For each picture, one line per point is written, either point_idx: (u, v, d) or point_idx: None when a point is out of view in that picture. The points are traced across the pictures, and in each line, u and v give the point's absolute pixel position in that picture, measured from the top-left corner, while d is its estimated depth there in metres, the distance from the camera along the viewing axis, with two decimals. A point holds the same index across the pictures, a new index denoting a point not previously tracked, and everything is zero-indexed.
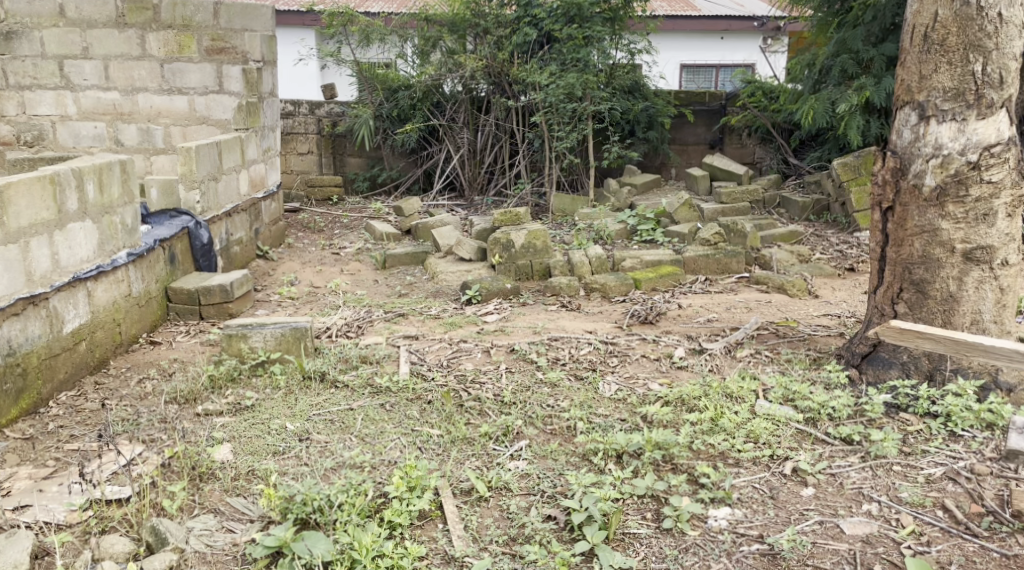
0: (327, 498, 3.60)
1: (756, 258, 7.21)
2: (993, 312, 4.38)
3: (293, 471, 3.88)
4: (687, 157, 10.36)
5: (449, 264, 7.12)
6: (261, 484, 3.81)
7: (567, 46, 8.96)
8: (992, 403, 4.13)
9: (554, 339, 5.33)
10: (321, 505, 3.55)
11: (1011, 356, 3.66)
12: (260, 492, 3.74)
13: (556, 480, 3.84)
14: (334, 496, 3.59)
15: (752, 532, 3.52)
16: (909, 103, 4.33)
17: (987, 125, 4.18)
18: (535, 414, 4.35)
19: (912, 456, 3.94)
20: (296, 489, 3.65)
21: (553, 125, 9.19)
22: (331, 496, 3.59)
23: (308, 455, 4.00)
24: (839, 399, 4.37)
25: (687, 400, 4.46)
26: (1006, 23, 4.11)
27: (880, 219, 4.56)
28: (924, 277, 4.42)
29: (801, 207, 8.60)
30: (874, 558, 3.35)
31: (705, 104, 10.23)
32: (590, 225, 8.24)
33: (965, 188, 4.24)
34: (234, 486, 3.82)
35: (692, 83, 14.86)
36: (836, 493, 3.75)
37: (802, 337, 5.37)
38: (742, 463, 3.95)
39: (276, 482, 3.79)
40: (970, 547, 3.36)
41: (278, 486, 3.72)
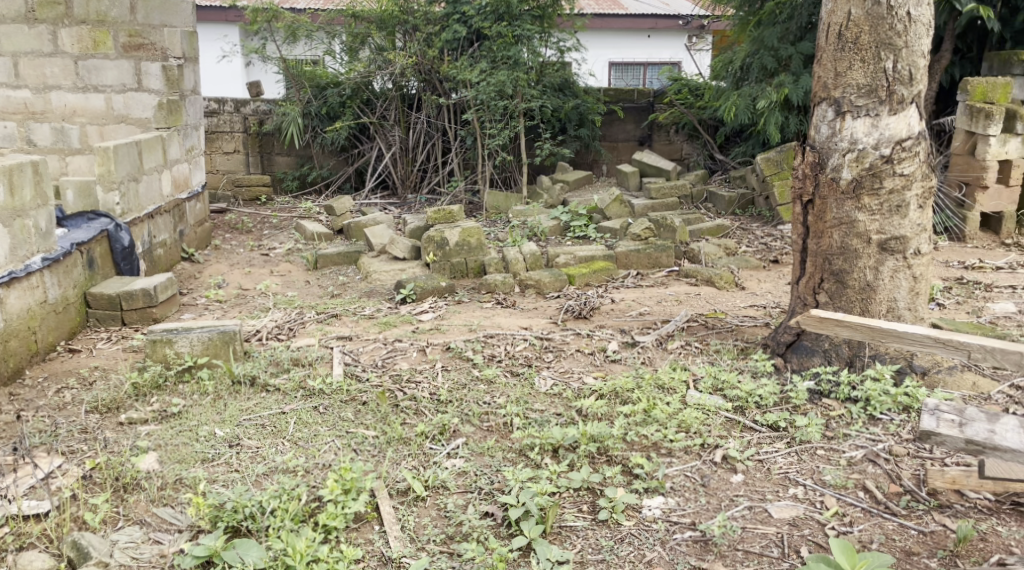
0: (259, 505, 3.58)
1: (685, 252, 7.37)
2: (907, 299, 4.56)
3: (223, 478, 3.83)
4: (617, 153, 10.49)
5: (383, 264, 7.07)
6: (189, 493, 3.74)
7: (496, 44, 8.98)
8: (907, 386, 4.30)
9: (489, 335, 5.35)
10: (252, 511, 3.54)
11: (922, 341, 3.78)
12: (188, 500, 3.67)
13: (493, 476, 3.88)
14: (266, 502, 3.58)
15: (685, 520, 3.63)
16: (825, 99, 4.48)
17: (898, 120, 4.35)
18: (472, 412, 4.37)
19: (835, 440, 4.09)
20: (227, 497, 3.64)
21: (485, 122, 9.26)
22: (263, 502, 3.57)
23: (239, 461, 3.96)
24: (765, 387, 4.50)
25: (621, 392, 4.53)
26: (914, 22, 4.28)
27: (800, 212, 4.71)
28: (843, 268, 4.58)
29: (727, 202, 8.81)
30: (801, 540, 3.47)
31: (634, 102, 10.33)
32: (523, 222, 8.28)
33: (879, 180, 4.41)
34: (160, 496, 3.75)
35: (620, 81, 15.08)
36: (765, 479, 3.86)
37: (730, 327, 5.51)
38: (675, 453, 4.05)
39: (205, 490, 3.73)
40: (890, 526, 3.50)
41: (207, 494, 3.67)
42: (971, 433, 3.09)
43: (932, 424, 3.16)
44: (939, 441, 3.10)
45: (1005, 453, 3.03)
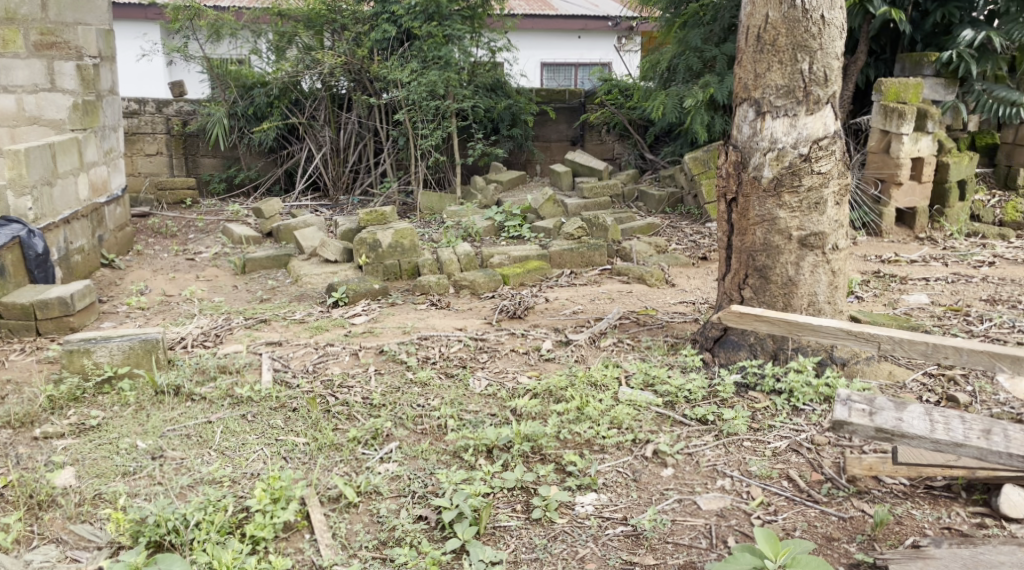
0: (182, 518, 3.51)
1: (617, 250, 7.47)
2: (826, 293, 4.71)
3: (145, 492, 3.76)
4: (550, 153, 10.58)
5: (314, 267, 7.00)
6: (109, 508, 3.67)
7: (426, 43, 8.95)
8: (828, 377, 4.44)
9: (423, 338, 5.34)
10: (175, 525, 3.47)
11: (836, 334, 3.90)
12: (108, 516, 3.60)
13: (426, 480, 3.88)
14: (190, 515, 3.50)
15: (617, 515, 3.69)
16: (746, 100, 4.61)
17: (815, 120, 4.49)
18: (405, 415, 4.36)
19: (760, 432, 4.20)
20: (148, 511, 3.56)
21: (417, 123, 9.25)
22: (187, 515, 3.51)
23: (161, 474, 3.89)
24: (694, 382, 4.60)
25: (554, 391, 4.58)
26: (828, 24, 4.41)
27: (725, 210, 4.82)
28: (766, 264, 4.70)
29: (658, 200, 8.95)
30: (728, 531, 3.57)
31: (566, 102, 10.44)
32: (458, 222, 8.29)
33: (798, 179, 4.55)
34: (78, 512, 3.66)
35: (552, 81, 15.20)
36: (693, 472, 3.95)
37: (660, 324, 5.61)
38: (608, 449, 4.11)
39: (126, 505, 3.66)
40: (812, 513, 3.62)
41: (127, 509, 3.60)
42: (880, 422, 3.19)
43: (845, 414, 3.24)
44: (852, 430, 3.23)
45: (912, 440, 3.16)
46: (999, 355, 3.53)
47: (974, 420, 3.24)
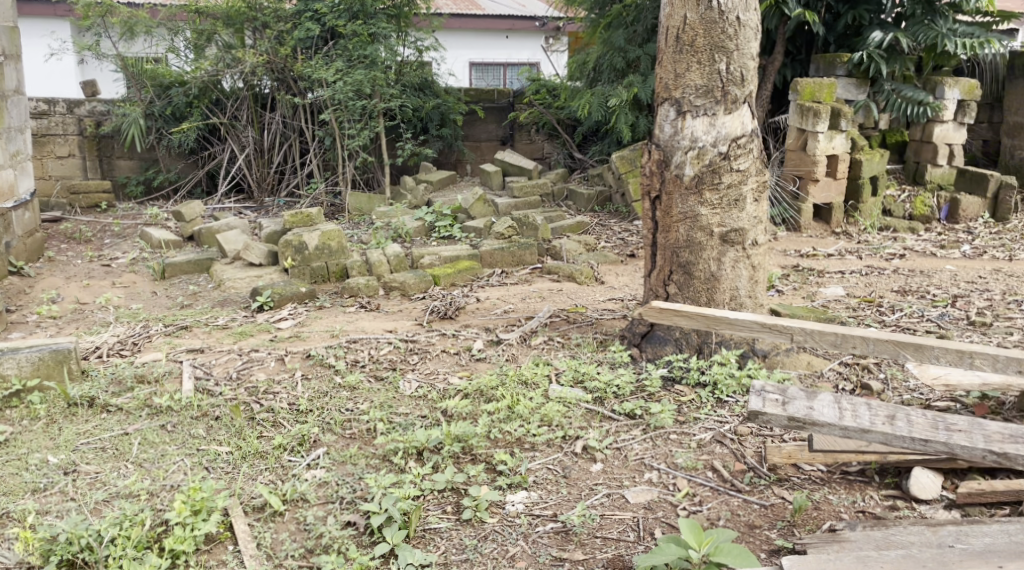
0: (96, 534, 3.43)
1: (547, 249, 7.52)
2: (747, 287, 4.82)
3: (56, 509, 3.65)
4: (480, 153, 10.57)
5: (237, 271, 6.89)
6: (17, 527, 3.54)
7: (351, 42, 8.88)
8: (750, 369, 4.56)
9: (352, 341, 5.29)
10: (89, 542, 3.39)
11: (753, 327, 4.01)
12: (16, 536, 3.48)
13: (355, 485, 3.84)
14: (104, 530, 3.43)
15: (547, 512, 3.72)
16: (667, 99, 4.68)
17: (733, 118, 4.60)
18: (333, 420, 4.32)
19: (686, 424, 4.28)
20: (60, 528, 3.46)
21: (343, 122, 9.16)
22: (101, 531, 3.43)
23: (75, 489, 3.78)
24: (622, 377, 4.67)
25: (485, 391, 4.59)
26: (743, 26, 4.53)
27: (649, 208, 4.89)
28: (689, 260, 4.79)
29: (586, 199, 9.05)
30: (655, 523, 3.63)
31: (495, 102, 10.46)
32: (387, 223, 8.24)
33: (718, 176, 4.65)
34: None
35: (481, 81, 15.21)
36: (622, 466, 4.01)
37: (590, 321, 5.67)
38: (537, 447, 4.14)
39: (36, 523, 3.54)
40: (735, 502, 3.71)
41: (37, 527, 3.50)
42: (792, 410, 3.27)
43: (759, 405, 3.31)
44: (767, 420, 3.30)
45: (823, 427, 3.25)
46: (902, 343, 3.71)
47: (879, 406, 3.35)
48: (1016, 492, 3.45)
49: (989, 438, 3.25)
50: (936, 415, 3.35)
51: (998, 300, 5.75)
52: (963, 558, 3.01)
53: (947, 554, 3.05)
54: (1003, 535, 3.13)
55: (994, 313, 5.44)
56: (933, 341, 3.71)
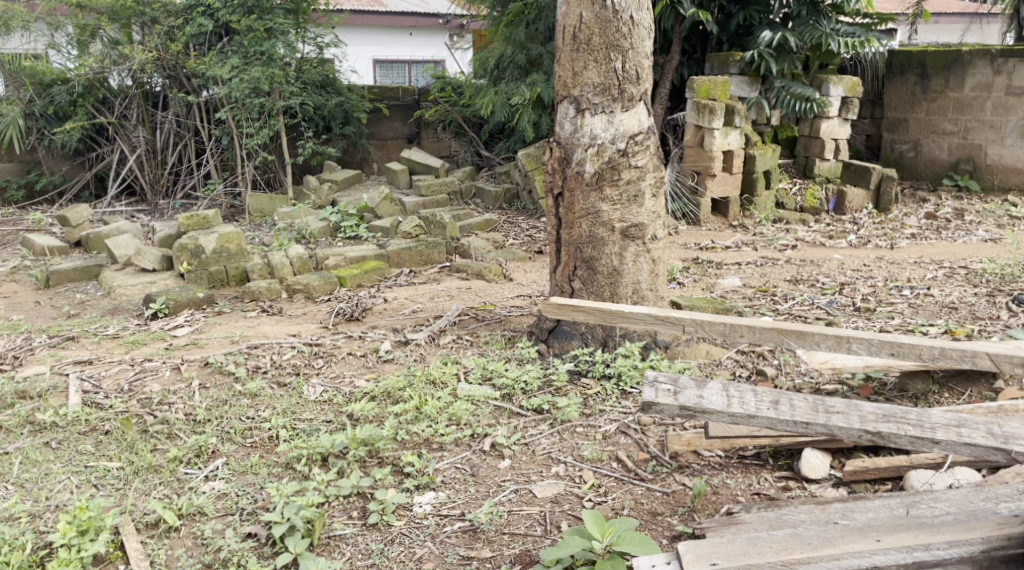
0: None
1: (456, 247, 7.51)
2: (649, 281, 4.90)
3: None
4: (386, 151, 10.46)
5: (128, 277, 6.65)
6: None
7: (247, 38, 8.66)
8: (653, 359, 4.64)
9: (253, 346, 5.15)
10: None
11: (647, 320, 4.07)
12: None
13: (256, 495, 3.75)
14: None
15: (455, 512, 3.71)
16: (566, 97, 4.74)
17: (630, 116, 4.69)
18: (232, 429, 4.21)
19: (592, 417, 4.33)
20: None
21: (241, 121, 8.93)
22: None
23: None
24: (530, 372, 4.69)
25: (392, 392, 4.53)
26: (637, 25, 4.59)
27: (552, 205, 4.93)
28: (592, 255, 4.85)
29: (494, 197, 9.07)
30: (561, 516, 3.66)
31: (399, 99, 10.36)
32: (290, 224, 8.07)
33: (618, 173, 4.72)
34: None
35: (385, 78, 15.07)
36: (529, 461, 4.03)
37: (498, 318, 5.68)
38: (446, 446, 4.12)
39: None
40: (638, 491, 3.78)
41: None
42: (683, 399, 3.27)
43: (652, 395, 3.30)
44: (658, 410, 3.30)
45: (712, 416, 3.26)
46: (785, 330, 3.83)
47: (764, 392, 3.36)
48: (896, 467, 3.62)
49: (864, 418, 3.27)
50: (818, 396, 3.37)
51: (881, 287, 6.01)
52: (845, 533, 3.11)
53: (832, 530, 3.14)
54: (884, 510, 3.26)
55: (877, 299, 5.68)
56: (814, 328, 3.83)
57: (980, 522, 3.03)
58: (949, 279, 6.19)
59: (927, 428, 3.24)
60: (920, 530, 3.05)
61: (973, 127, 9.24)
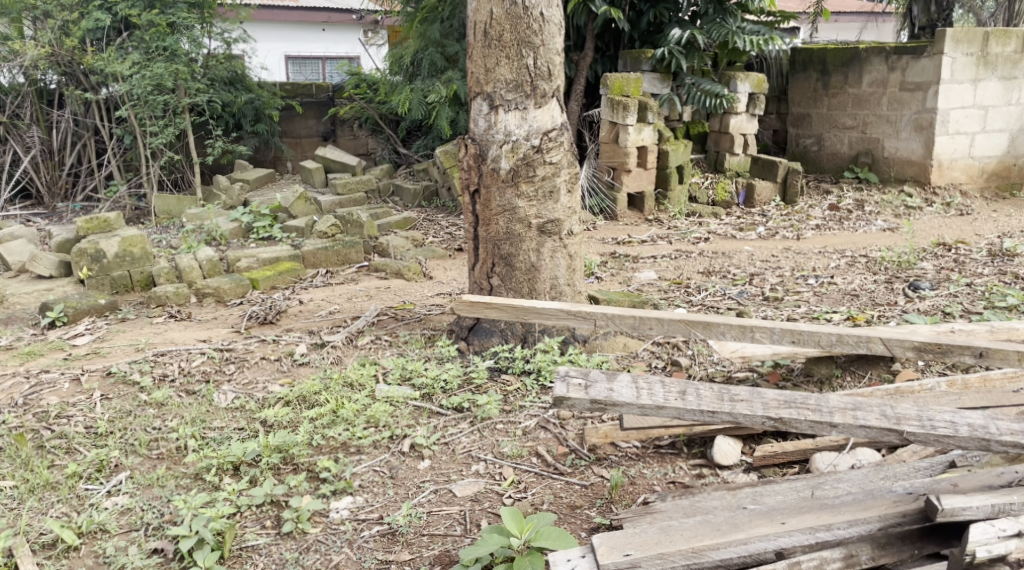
0: None
1: (374, 246, 7.41)
2: (566, 276, 4.91)
3: None
4: (301, 149, 10.24)
5: (23, 285, 6.37)
6: None
7: (148, 33, 8.33)
8: (571, 354, 4.66)
9: (159, 354, 4.98)
10: None
11: (558, 315, 4.03)
12: None
13: (162, 509, 3.63)
14: None
15: (372, 516, 3.65)
16: (479, 94, 4.72)
17: (544, 113, 4.69)
18: (137, 441, 4.05)
19: (512, 413, 4.32)
20: None
21: (144, 120, 8.62)
22: None
23: None
24: (449, 371, 4.64)
25: (307, 396, 4.43)
26: (547, 22, 4.59)
27: (469, 202, 4.89)
28: (510, 251, 4.83)
29: (412, 194, 8.98)
30: (481, 514, 3.64)
31: (313, 96, 10.20)
32: (199, 226, 7.84)
33: (533, 169, 4.71)
34: None
35: (298, 74, 14.77)
36: (449, 460, 4.00)
37: (418, 317, 5.62)
38: (364, 450, 4.05)
39: None
40: (558, 485, 3.79)
41: None
42: (595, 394, 3.11)
43: (562, 389, 3.14)
44: (570, 405, 3.15)
45: (622, 409, 3.10)
46: (692, 322, 3.82)
47: (672, 381, 3.18)
48: (803, 450, 3.75)
49: (767, 405, 3.08)
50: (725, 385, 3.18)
51: (788, 276, 6.18)
52: (753, 517, 3.16)
53: (741, 516, 3.20)
54: (791, 492, 3.33)
55: (785, 289, 5.83)
56: (719, 317, 3.84)
57: (877, 501, 3.09)
58: (851, 267, 6.40)
59: (826, 413, 3.06)
60: (821, 511, 3.11)
61: (871, 121, 9.53)
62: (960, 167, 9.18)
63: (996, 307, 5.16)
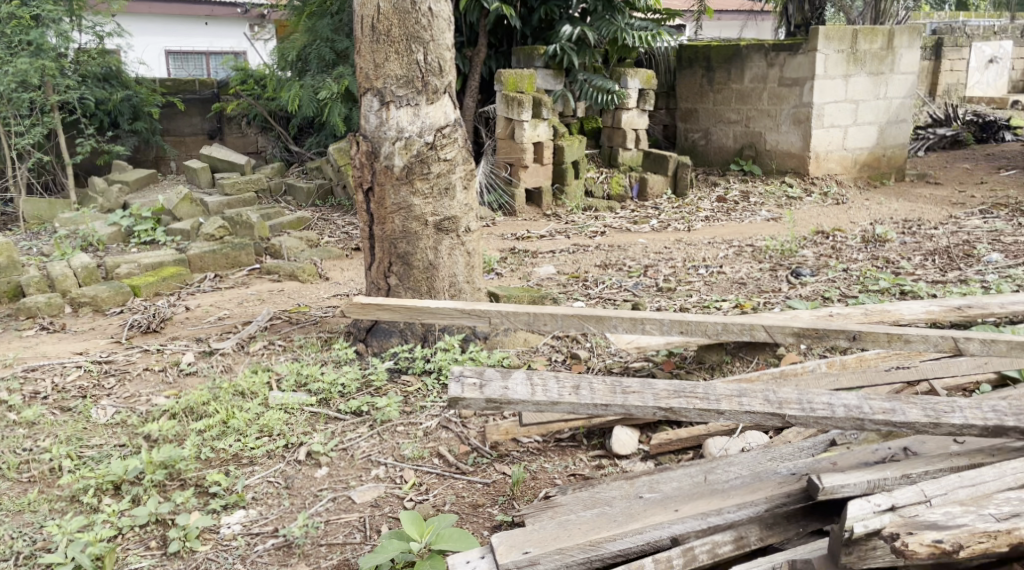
0: None
1: (266, 248, 7.17)
2: (465, 273, 4.85)
3: None
4: (185, 149, 9.81)
5: None
6: None
7: (9, 27, 7.81)
8: (472, 351, 4.61)
9: (30, 369, 4.68)
10: None
11: (453, 314, 3.94)
12: None
13: (34, 535, 3.41)
14: None
15: (266, 529, 3.51)
16: (369, 90, 4.60)
17: (436, 109, 4.62)
18: (6, 464, 3.80)
19: (413, 414, 4.23)
20: None
21: (8, 119, 8.08)
22: None
23: None
24: (347, 374, 4.51)
25: (195, 408, 4.22)
26: (436, 17, 4.54)
27: (362, 201, 4.77)
28: (407, 250, 4.73)
29: (305, 193, 8.74)
30: (382, 519, 3.55)
31: (196, 93, 9.83)
32: (74, 231, 7.43)
33: (427, 166, 4.63)
34: None
35: (181, 70, 14.23)
36: (348, 467, 3.88)
37: (313, 320, 5.45)
38: (257, 460, 3.89)
39: None
40: (460, 485, 3.74)
41: None
42: (490, 393, 3.05)
43: (457, 390, 3.06)
44: (466, 406, 3.07)
45: (518, 406, 3.05)
46: (585, 316, 3.81)
47: (566, 376, 3.17)
48: (696, 436, 3.82)
49: (657, 395, 3.09)
50: (619, 378, 3.18)
51: (680, 267, 6.28)
52: (649, 507, 3.18)
53: (639, 505, 3.21)
54: (686, 478, 3.37)
55: (677, 279, 5.92)
56: (612, 311, 3.83)
57: (763, 484, 3.15)
58: (738, 256, 6.56)
59: (713, 400, 3.09)
60: (713, 496, 3.15)
61: (754, 115, 9.82)
62: (835, 159, 9.57)
63: (870, 290, 5.37)
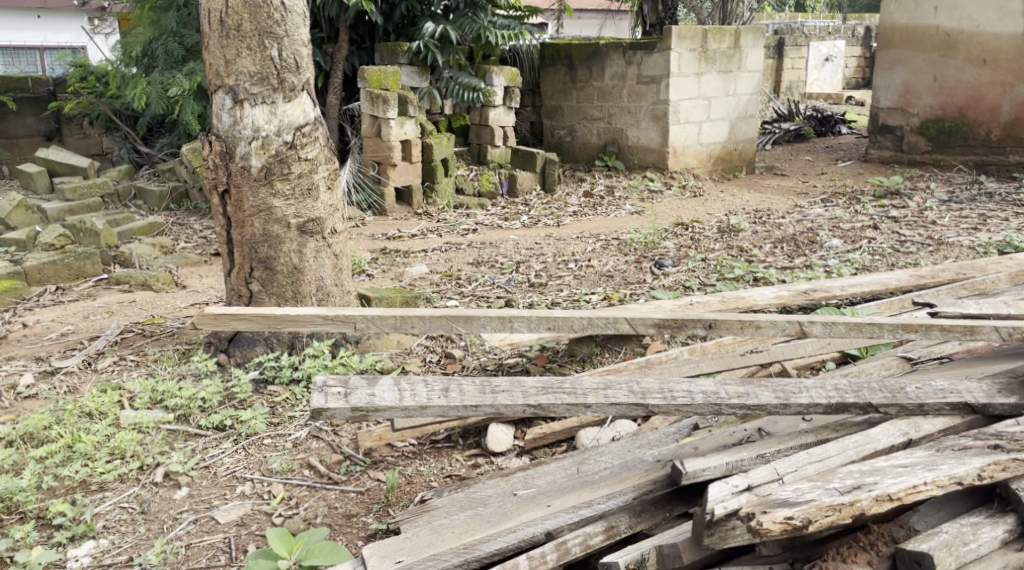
0: None
1: (115, 256, 6.74)
2: (332, 276, 4.67)
3: None
4: (16, 152, 9.15)
5: None
6: None
7: None
8: (342, 357, 4.44)
9: None
10: None
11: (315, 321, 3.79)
12: None
13: None
14: None
15: (120, 559, 3.26)
16: (221, 87, 4.38)
17: (294, 106, 4.43)
18: None
19: (280, 426, 4.04)
20: None
21: None
22: None
23: None
24: (208, 388, 4.25)
25: (35, 434, 3.90)
26: (289, 11, 4.35)
27: (219, 204, 4.53)
28: (268, 254, 4.51)
29: (158, 197, 8.29)
30: (248, 539, 3.38)
31: (28, 91, 9.14)
32: None
33: (287, 166, 4.44)
34: None
35: (13, 63, 15.64)
36: (210, 485, 3.67)
37: (169, 332, 5.15)
38: (108, 486, 3.62)
39: None
40: (332, 496, 3.60)
41: None
42: (355, 401, 2.93)
43: (320, 401, 2.93)
44: (330, 416, 2.94)
45: (385, 413, 2.94)
46: (453, 317, 3.71)
47: (435, 379, 3.09)
48: (569, 429, 3.82)
49: (527, 393, 3.05)
50: (487, 378, 3.13)
51: (550, 262, 6.30)
52: (522, 505, 3.14)
53: (513, 505, 3.17)
54: (559, 472, 3.35)
55: (548, 274, 5.95)
56: (480, 311, 3.75)
57: (631, 474, 3.15)
58: (605, 250, 6.65)
59: (581, 395, 3.07)
60: (583, 489, 3.14)
61: (616, 112, 10.01)
62: (692, 153, 9.87)
63: (726, 279, 5.55)
